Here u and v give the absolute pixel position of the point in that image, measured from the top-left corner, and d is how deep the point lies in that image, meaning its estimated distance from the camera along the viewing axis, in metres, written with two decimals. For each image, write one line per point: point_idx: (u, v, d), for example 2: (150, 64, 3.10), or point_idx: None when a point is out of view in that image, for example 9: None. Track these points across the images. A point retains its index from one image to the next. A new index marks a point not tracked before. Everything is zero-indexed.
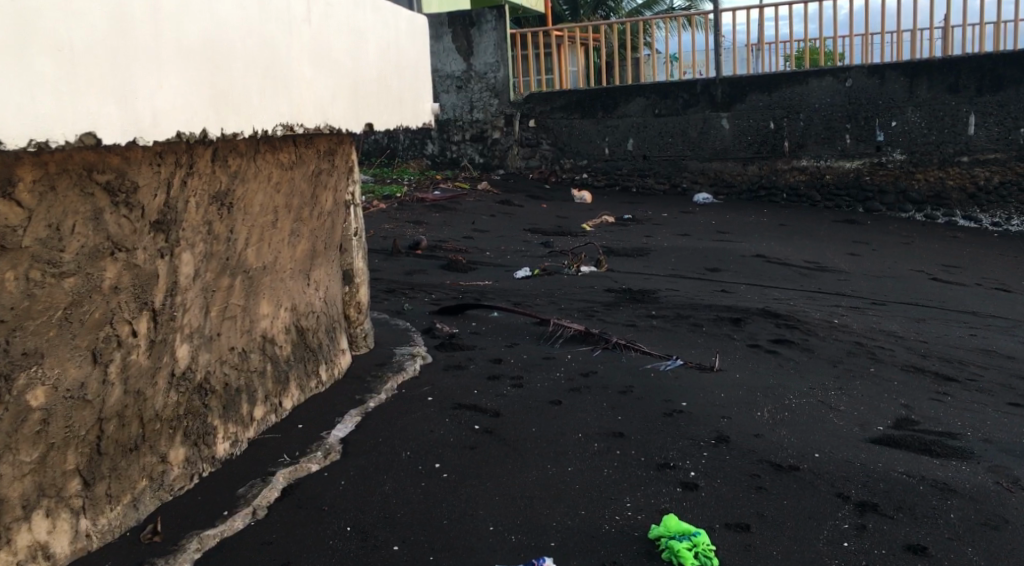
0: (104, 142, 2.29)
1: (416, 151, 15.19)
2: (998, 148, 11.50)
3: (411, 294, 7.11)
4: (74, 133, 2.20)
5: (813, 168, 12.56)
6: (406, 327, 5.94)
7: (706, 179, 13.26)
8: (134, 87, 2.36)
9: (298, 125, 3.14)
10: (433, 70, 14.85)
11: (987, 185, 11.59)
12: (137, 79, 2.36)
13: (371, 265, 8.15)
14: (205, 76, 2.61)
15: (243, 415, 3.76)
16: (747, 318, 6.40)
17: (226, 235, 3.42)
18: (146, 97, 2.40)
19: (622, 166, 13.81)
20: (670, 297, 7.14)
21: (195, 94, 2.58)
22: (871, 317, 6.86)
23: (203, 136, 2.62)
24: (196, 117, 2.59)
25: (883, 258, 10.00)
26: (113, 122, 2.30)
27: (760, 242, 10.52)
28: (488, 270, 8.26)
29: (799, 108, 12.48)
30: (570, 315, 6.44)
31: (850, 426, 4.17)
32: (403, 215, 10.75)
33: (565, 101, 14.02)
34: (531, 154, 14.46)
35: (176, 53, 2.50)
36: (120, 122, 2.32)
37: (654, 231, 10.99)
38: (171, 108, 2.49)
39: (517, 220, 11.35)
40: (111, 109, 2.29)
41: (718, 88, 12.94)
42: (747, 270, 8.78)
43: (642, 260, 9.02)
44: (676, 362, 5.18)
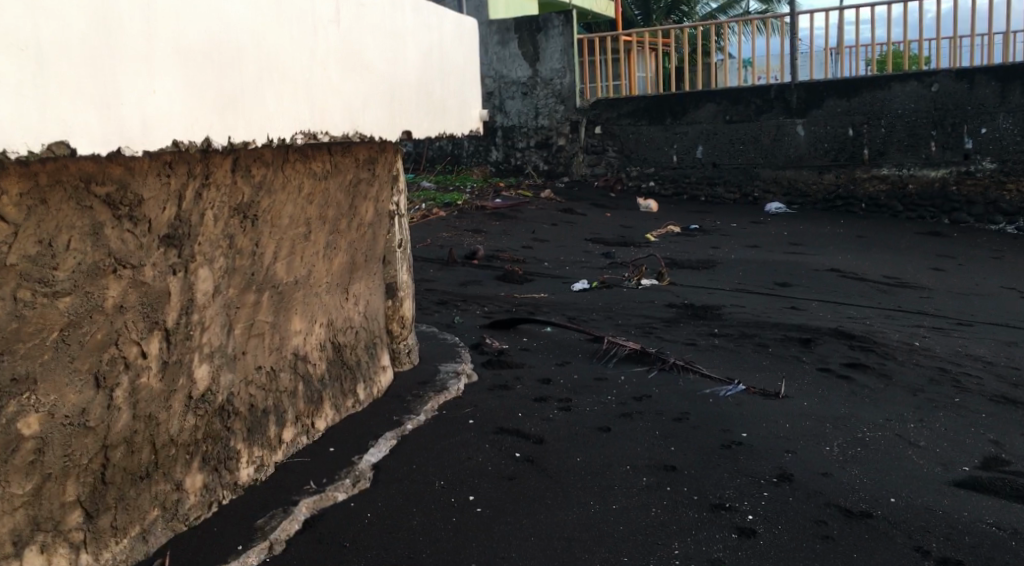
0: (80, 152, 2.15)
1: (480, 158, 15.02)
2: None
3: (464, 307, 6.91)
4: (42, 143, 2.07)
5: (895, 177, 12.05)
6: (453, 341, 5.73)
7: (779, 188, 12.86)
8: (120, 90, 2.23)
9: (321, 133, 2.99)
10: (498, 77, 14.64)
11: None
12: (123, 81, 2.23)
13: (425, 275, 7.97)
14: (209, 80, 2.49)
15: (271, 438, 3.53)
16: (819, 340, 6.06)
17: (251, 249, 3.22)
18: (132, 104, 2.27)
19: (690, 175, 13.47)
20: (735, 314, 6.82)
21: (192, 101, 2.45)
22: (956, 341, 6.57)
23: (205, 144, 2.50)
24: (194, 122, 2.46)
25: (967, 273, 9.52)
26: (92, 127, 2.17)
27: (834, 255, 10.09)
28: (546, 282, 8.02)
29: (880, 115, 11.99)
30: (627, 333, 6.17)
31: (931, 465, 3.88)
32: (463, 223, 10.58)
33: (633, 107, 13.72)
34: (597, 161, 14.20)
35: (174, 56, 2.38)
36: (99, 130, 2.19)
37: (721, 242, 10.65)
38: (163, 115, 2.37)
39: (578, 229, 11.09)
40: (90, 111, 2.16)
41: (794, 93, 12.51)
42: (821, 286, 8.39)
43: (707, 273, 8.70)
44: (738, 388, 4.89)
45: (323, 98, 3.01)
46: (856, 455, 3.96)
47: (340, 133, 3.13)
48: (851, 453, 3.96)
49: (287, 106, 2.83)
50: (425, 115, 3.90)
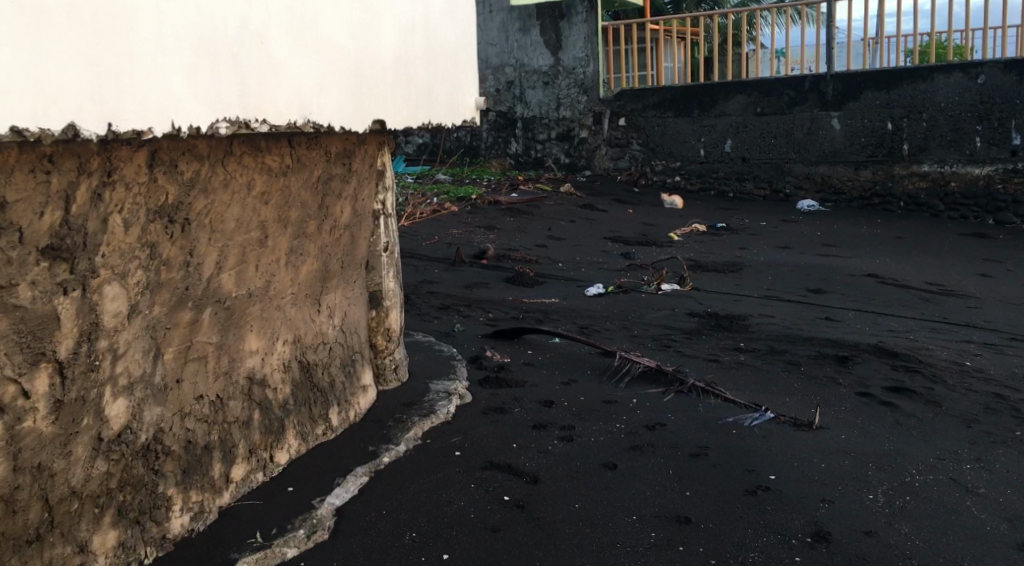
0: None
1: (499, 150, 14.54)
2: None
3: (468, 313, 6.38)
4: None
5: (936, 174, 11.36)
6: (451, 353, 5.20)
7: (813, 185, 12.23)
8: None
9: (254, 121, 2.55)
10: (519, 65, 14.14)
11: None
12: None
13: (430, 275, 7.44)
14: (72, 48, 2.05)
15: (214, 478, 2.95)
16: (857, 360, 5.48)
17: (182, 260, 2.68)
18: None
19: (718, 169, 12.84)
20: (763, 325, 6.24)
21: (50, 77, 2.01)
22: (1010, 360, 6.02)
23: (71, 134, 2.06)
24: (55, 104, 2.02)
25: (1015, 280, 8.89)
26: None
27: (870, 258, 9.49)
28: (559, 285, 7.48)
29: (921, 107, 11.31)
30: (644, 346, 5.62)
31: (996, 521, 3.43)
32: (475, 220, 10.05)
33: (659, 98, 13.09)
34: (620, 154, 13.60)
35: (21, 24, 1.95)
36: None
37: (749, 242, 10.05)
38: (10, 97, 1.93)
39: (598, 227, 10.54)
40: None
41: (829, 85, 11.85)
42: (857, 293, 7.80)
43: (733, 277, 8.12)
44: (766, 417, 4.35)
45: (254, 80, 2.57)
46: (905, 515, 3.41)
47: (286, 122, 2.69)
48: (908, 521, 3.36)
49: (205, 87, 2.40)
50: (404, 102, 3.40)
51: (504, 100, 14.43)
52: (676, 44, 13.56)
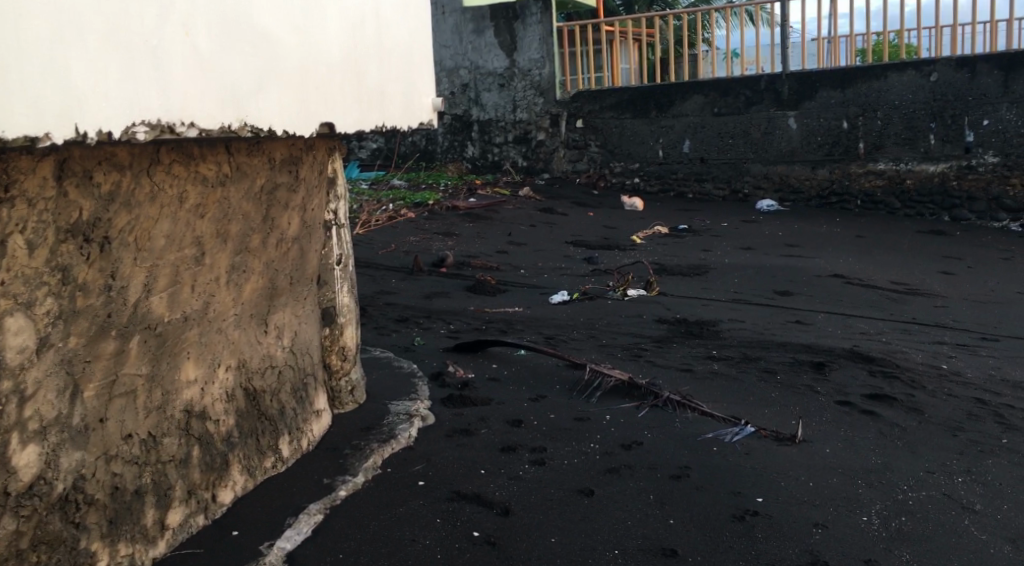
0: None
1: (456, 153, 14.22)
2: None
3: (427, 325, 6.08)
4: None
5: (892, 172, 11.27)
6: (411, 370, 4.90)
7: (771, 184, 12.06)
8: None
9: (179, 124, 2.28)
10: (473, 67, 13.82)
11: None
12: None
13: (387, 285, 7.13)
14: None
15: (146, 528, 2.68)
16: (833, 366, 5.26)
17: (104, 284, 2.43)
18: None
19: (677, 170, 12.64)
20: (734, 330, 6.02)
21: None
22: (986, 361, 5.84)
23: None
24: None
25: (980, 278, 8.76)
26: None
27: (835, 257, 9.33)
28: (521, 293, 7.21)
29: (876, 106, 11.21)
30: (613, 357, 5.37)
31: (998, 543, 3.21)
32: (433, 226, 9.74)
33: (616, 99, 12.87)
34: (578, 156, 13.35)
35: None
36: None
37: (713, 244, 9.86)
38: None
39: (559, 231, 10.29)
40: None
41: (786, 83, 11.71)
42: (825, 295, 7.60)
43: (699, 280, 7.90)
44: (747, 432, 4.10)
45: (181, 78, 2.30)
46: (905, 539, 3.19)
47: (217, 126, 2.42)
48: (909, 548, 3.13)
49: (118, 85, 2.13)
50: (353, 103, 3.13)
51: (459, 102, 14.05)
52: (631, 44, 13.36)
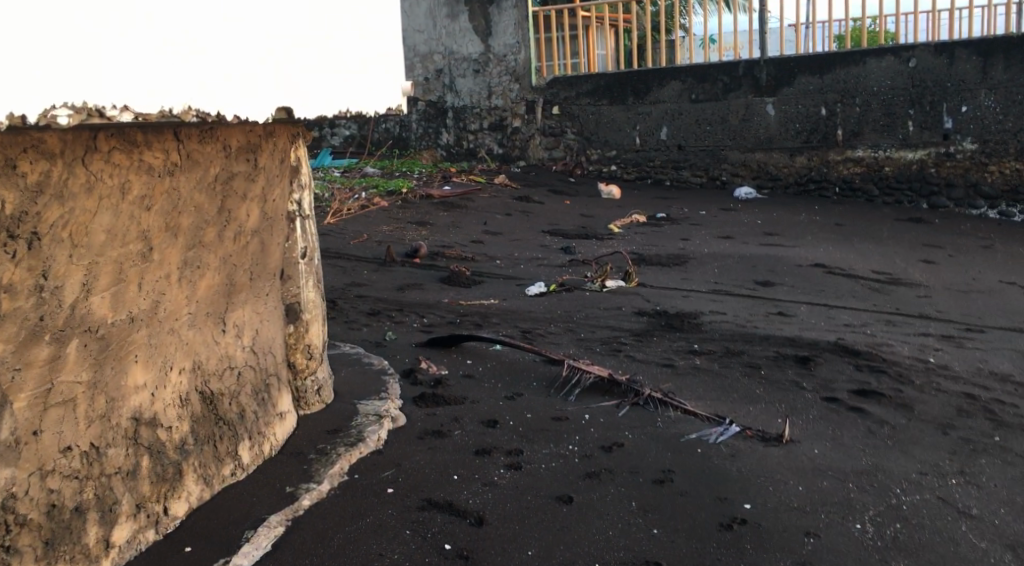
0: None
1: (430, 141, 13.98)
2: None
3: (399, 318, 5.88)
4: None
5: (871, 159, 11.15)
6: (382, 367, 4.70)
7: (748, 172, 11.89)
8: None
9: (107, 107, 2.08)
10: (447, 52, 13.57)
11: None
12: None
13: (358, 277, 6.92)
14: None
15: (89, 547, 2.50)
16: (818, 360, 5.10)
17: (36, 284, 2.26)
18: None
19: (654, 158, 12.45)
20: (716, 323, 5.85)
21: None
22: (973, 353, 5.71)
23: None
24: None
25: (961, 266, 8.63)
26: None
27: (815, 246, 9.18)
28: (497, 284, 7.02)
29: (854, 92, 11.08)
30: (592, 353, 5.19)
31: (999, 551, 3.08)
32: (406, 215, 9.53)
33: (592, 86, 12.68)
34: (555, 144, 13.14)
35: None
36: None
37: (692, 233, 9.70)
38: None
39: (535, 219, 10.10)
40: None
41: (763, 69, 11.55)
42: (806, 285, 7.45)
43: (679, 270, 7.73)
44: (732, 432, 3.94)
45: None
46: (901, 549, 3.05)
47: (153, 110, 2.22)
48: (906, 559, 2.99)
49: None
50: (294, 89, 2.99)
51: (433, 89, 13.82)
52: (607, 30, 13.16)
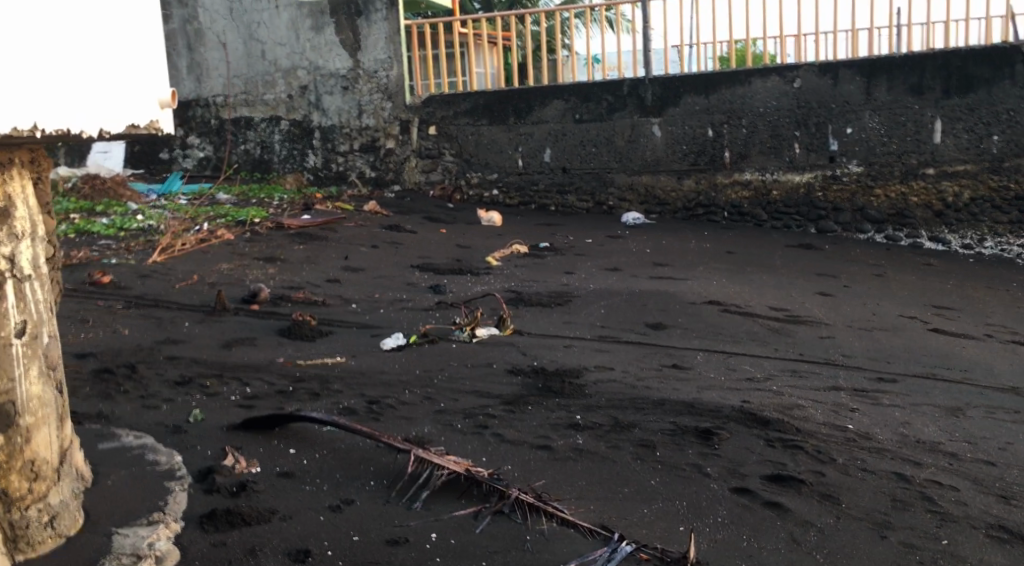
0: None
1: (295, 164, 12.62)
2: (968, 158, 9.62)
3: (215, 391, 4.78)
4: None
5: (759, 183, 10.44)
6: (171, 469, 3.70)
7: (636, 197, 11.03)
8: None
9: None
10: (313, 68, 12.34)
11: (956, 202, 9.68)
12: None
13: (178, 336, 5.78)
14: None
15: None
16: (722, 435, 4.10)
17: None
18: None
19: (538, 182, 11.49)
20: (602, 384, 4.86)
21: None
22: (890, 406, 4.85)
23: None
24: None
25: (859, 299, 7.88)
26: None
27: (707, 278, 8.38)
28: (347, 336, 5.95)
29: (740, 113, 10.39)
30: (450, 433, 4.16)
31: None
32: (254, 252, 8.39)
33: (471, 105, 11.69)
34: (432, 167, 12.09)
35: None
36: None
37: (576, 266, 8.82)
38: None
39: (404, 252, 9.08)
40: None
41: (648, 89, 10.78)
42: (699, 326, 6.52)
43: (560, 313, 6.77)
44: (621, 556, 3.03)
45: None
46: None
47: None
48: None
49: None
50: None
51: (297, 107, 12.53)
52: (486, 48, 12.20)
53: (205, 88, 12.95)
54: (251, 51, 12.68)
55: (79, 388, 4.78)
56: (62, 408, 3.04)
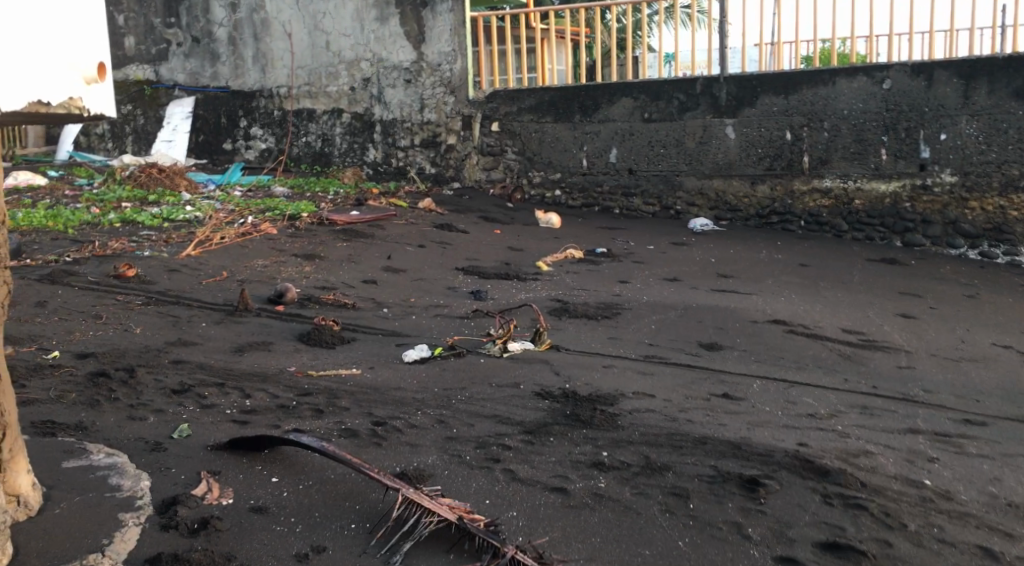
0: None
1: (355, 158, 12.10)
2: None
3: (211, 405, 4.37)
4: None
5: (840, 190, 9.73)
6: (132, 496, 3.32)
7: (705, 201, 10.38)
8: None
9: None
10: (376, 60, 11.76)
11: None
12: None
13: (188, 339, 5.40)
14: None
15: None
16: (771, 487, 3.52)
17: None
18: None
19: (602, 182, 10.88)
20: (640, 415, 4.29)
21: None
22: (978, 455, 4.20)
23: None
24: None
25: (946, 323, 7.17)
26: None
27: (776, 293, 7.74)
28: (370, 344, 5.50)
29: (822, 115, 9.64)
30: (454, 466, 3.68)
31: None
32: (293, 248, 8.01)
33: (535, 101, 11.04)
34: (493, 164, 11.44)
35: None
36: None
37: (632, 274, 8.25)
38: None
39: (451, 253, 8.60)
40: None
41: (723, 87, 10.05)
42: (761, 348, 5.92)
43: (606, 328, 6.23)
44: None
45: None
46: None
47: None
48: None
49: None
50: None
51: (359, 100, 11.97)
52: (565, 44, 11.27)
53: (269, 78, 12.46)
54: (314, 42, 12.14)
55: (67, 394, 4.43)
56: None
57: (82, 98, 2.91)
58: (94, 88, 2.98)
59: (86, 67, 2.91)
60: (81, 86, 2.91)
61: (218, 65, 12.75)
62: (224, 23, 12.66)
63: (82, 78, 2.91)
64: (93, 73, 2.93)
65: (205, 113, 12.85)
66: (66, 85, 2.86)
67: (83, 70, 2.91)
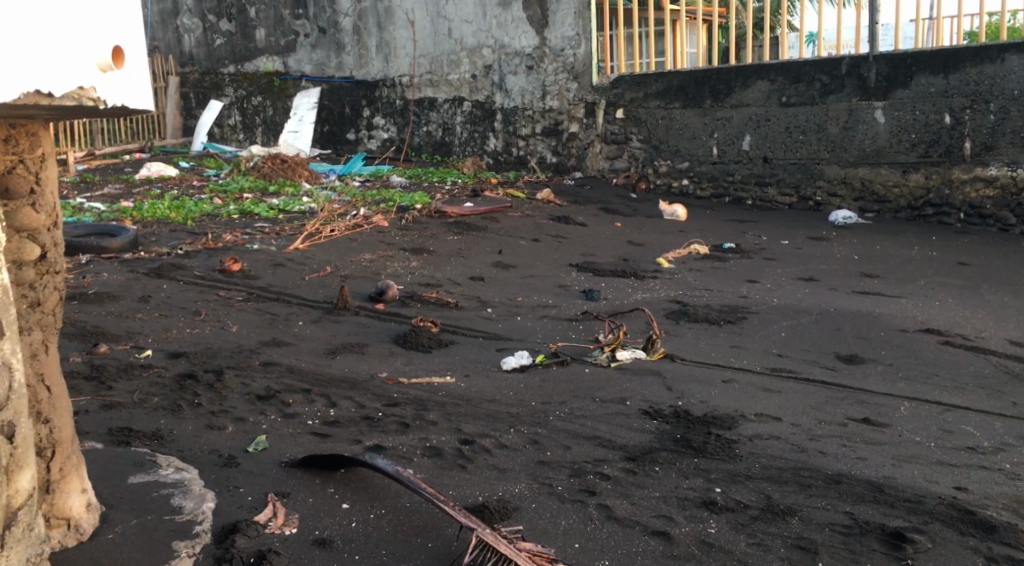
0: None
1: (475, 147, 11.83)
2: None
3: (293, 415, 4.10)
4: None
5: (1007, 179, 8.63)
6: (191, 520, 3.05)
7: (849, 191, 9.54)
8: None
9: None
10: (498, 46, 11.42)
11: None
12: None
13: (282, 339, 5.17)
14: None
15: None
16: (922, 545, 3.02)
17: None
18: None
19: (734, 172, 10.18)
20: (765, 444, 3.79)
21: None
22: None
23: None
24: None
25: None
26: None
27: (925, 297, 7.02)
28: (470, 348, 5.16)
29: (988, 95, 8.58)
30: (544, 497, 3.31)
31: None
32: (403, 242, 7.77)
33: (663, 86, 10.44)
34: (618, 153, 10.95)
35: None
36: None
37: (762, 273, 7.67)
38: None
39: (566, 248, 8.21)
40: None
41: (873, 67, 9.14)
42: (908, 362, 5.32)
43: (728, 334, 5.72)
44: None
45: None
46: None
47: None
48: None
49: None
50: None
51: (481, 87, 11.68)
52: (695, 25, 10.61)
53: (392, 68, 12.30)
54: (436, 29, 11.90)
55: (150, 398, 4.21)
56: (13, 456, 2.43)
57: (98, 88, 2.50)
58: (110, 77, 2.56)
59: (102, 53, 2.50)
60: (96, 74, 2.49)
61: (342, 55, 12.66)
62: (349, 13, 12.53)
63: (97, 66, 2.50)
64: (109, 60, 2.52)
65: (330, 103, 12.82)
66: (79, 72, 2.44)
67: (98, 56, 2.49)
